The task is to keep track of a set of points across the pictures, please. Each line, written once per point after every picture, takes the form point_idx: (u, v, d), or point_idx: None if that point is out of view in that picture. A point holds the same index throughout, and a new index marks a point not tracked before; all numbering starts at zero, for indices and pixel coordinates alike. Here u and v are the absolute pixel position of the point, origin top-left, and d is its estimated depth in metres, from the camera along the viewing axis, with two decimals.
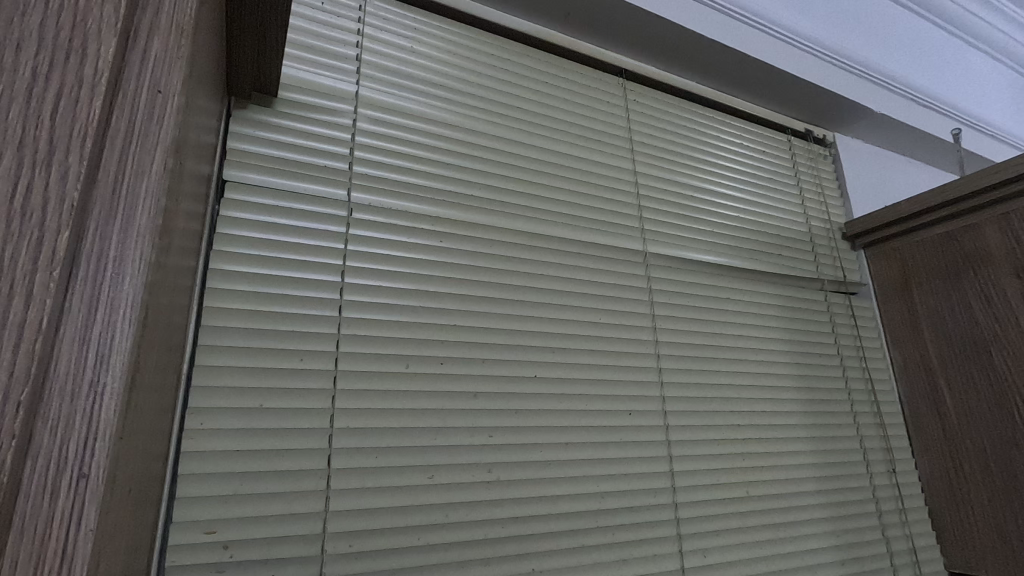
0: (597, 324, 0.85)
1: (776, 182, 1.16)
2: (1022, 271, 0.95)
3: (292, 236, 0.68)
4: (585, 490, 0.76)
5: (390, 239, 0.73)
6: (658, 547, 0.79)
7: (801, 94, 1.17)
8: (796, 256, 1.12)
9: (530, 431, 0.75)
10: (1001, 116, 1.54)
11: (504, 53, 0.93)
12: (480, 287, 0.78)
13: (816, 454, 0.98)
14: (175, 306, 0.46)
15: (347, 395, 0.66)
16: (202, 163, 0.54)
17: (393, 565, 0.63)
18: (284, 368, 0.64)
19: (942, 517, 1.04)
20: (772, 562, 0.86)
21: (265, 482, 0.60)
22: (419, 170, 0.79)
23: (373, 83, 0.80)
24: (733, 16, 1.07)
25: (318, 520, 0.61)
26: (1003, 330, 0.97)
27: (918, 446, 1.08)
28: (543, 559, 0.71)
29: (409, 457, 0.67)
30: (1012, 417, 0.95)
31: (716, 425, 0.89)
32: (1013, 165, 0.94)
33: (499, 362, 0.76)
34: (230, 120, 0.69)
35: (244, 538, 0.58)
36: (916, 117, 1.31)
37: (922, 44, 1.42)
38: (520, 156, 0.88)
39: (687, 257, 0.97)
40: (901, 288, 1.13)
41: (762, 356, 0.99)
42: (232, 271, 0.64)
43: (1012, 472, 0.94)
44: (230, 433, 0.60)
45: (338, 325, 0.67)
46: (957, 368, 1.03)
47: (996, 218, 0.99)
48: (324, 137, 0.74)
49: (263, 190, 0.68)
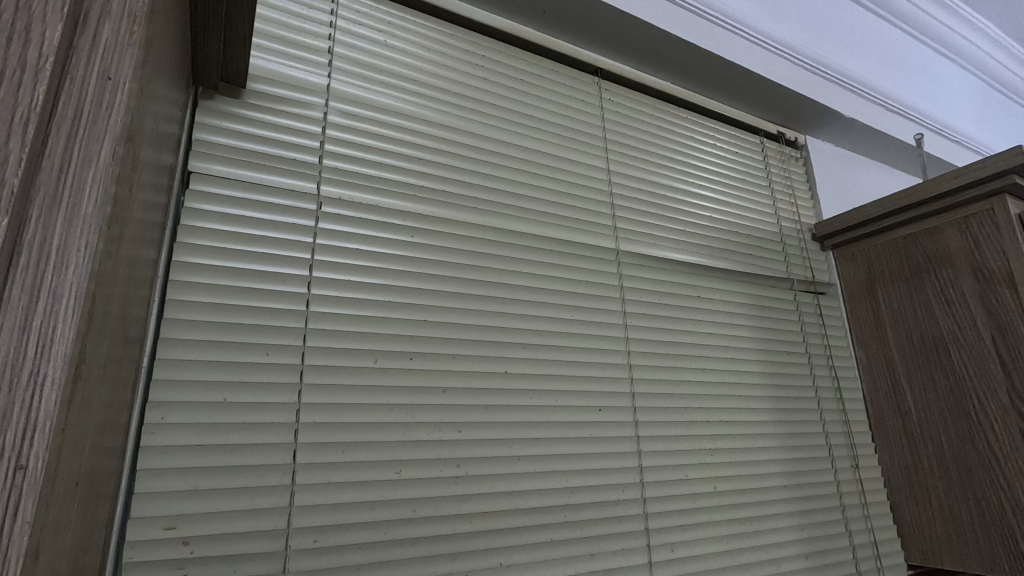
0: (568, 321, 0.85)
1: (747, 183, 1.18)
2: (980, 273, 0.98)
3: (259, 229, 0.67)
4: (554, 485, 0.77)
5: (361, 233, 0.73)
6: (626, 542, 0.80)
7: (772, 96, 1.20)
8: (767, 256, 1.14)
9: (500, 426, 0.75)
10: (964, 122, 1.60)
11: (480, 50, 0.93)
12: (452, 283, 0.78)
13: (782, 450, 1.00)
14: (134, 298, 0.46)
15: (314, 389, 0.65)
16: (165, 153, 0.54)
17: (360, 561, 0.63)
18: (250, 362, 0.63)
19: (902, 512, 1.07)
20: (737, 556, 0.88)
21: (228, 478, 0.59)
22: (391, 164, 0.78)
23: (345, 76, 0.79)
24: (706, 19, 1.08)
25: (282, 515, 0.61)
26: (961, 330, 1.01)
27: (880, 444, 1.11)
28: (512, 554, 0.72)
29: (376, 452, 0.67)
30: (969, 414, 0.98)
31: (685, 422, 0.90)
32: (973, 170, 0.97)
33: (470, 358, 0.76)
34: (196, 110, 0.67)
35: (205, 534, 0.57)
36: (883, 122, 1.34)
37: (890, 51, 1.46)
38: (493, 151, 0.88)
39: (660, 256, 0.99)
40: (866, 289, 1.16)
41: (731, 354, 1.01)
42: (195, 263, 0.63)
43: (967, 466, 0.97)
44: (191, 428, 0.59)
45: (306, 319, 0.67)
46: (917, 367, 1.06)
47: (958, 222, 1.02)
48: (294, 130, 0.73)
49: (229, 182, 0.67)
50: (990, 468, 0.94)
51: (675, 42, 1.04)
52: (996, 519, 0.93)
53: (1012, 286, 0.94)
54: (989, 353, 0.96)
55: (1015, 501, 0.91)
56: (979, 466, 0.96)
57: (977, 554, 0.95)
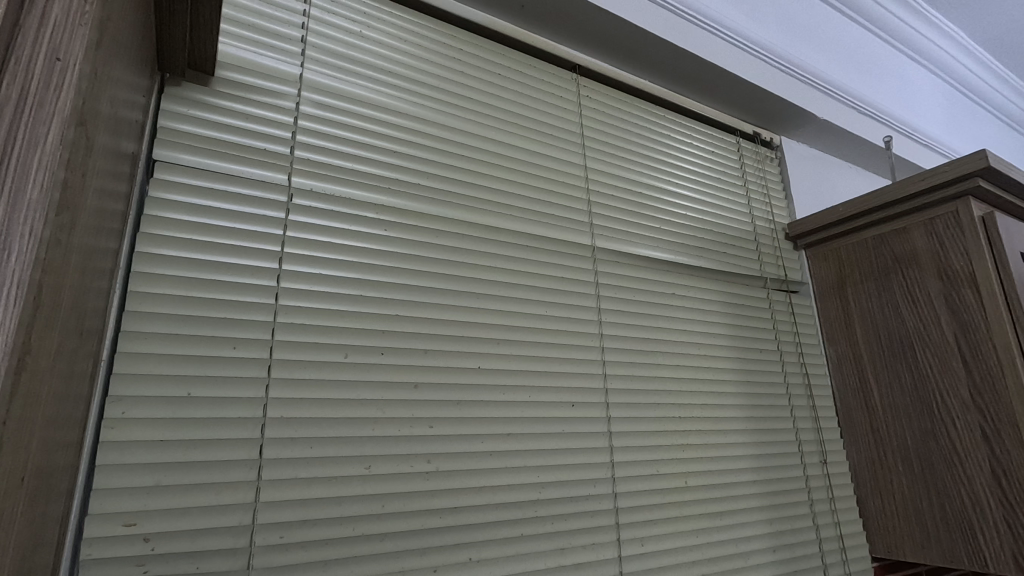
0: (542, 316, 0.85)
1: (723, 182, 1.19)
2: (945, 273, 1.01)
3: (227, 221, 0.66)
4: (525, 480, 0.77)
5: (333, 226, 0.72)
6: (597, 536, 0.80)
7: (748, 96, 1.21)
8: (741, 255, 1.15)
9: (472, 421, 0.75)
10: (932, 126, 1.64)
11: (457, 44, 0.92)
12: (425, 277, 0.77)
13: (752, 445, 1.01)
14: (89, 290, 0.44)
15: (281, 384, 0.65)
16: (127, 141, 0.53)
17: (326, 556, 0.63)
18: (215, 356, 0.62)
19: (868, 506, 1.09)
20: (705, 550, 0.89)
21: (192, 473, 0.58)
22: (364, 156, 0.77)
23: (318, 66, 0.78)
24: (684, 18, 1.09)
25: (247, 511, 0.60)
26: (926, 328, 1.03)
27: (847, 439, 1.13)
28: (481, 548, 0.72)
29: (345, 447, 0.66)
30: (932, 411, 1.01)
31: (657, 418, 0.91)
32: (939, 173, 0.99)
33: (442, 353, 0.76)
34: (163, 98, 0.66)
35: (167, 530, 0.56)
36: (854, 124, 1.37)
37: (862, 56, 1.49)
38: (468, 145, 0.87)
39: (635, 253, 0.99)
40: (836, 287, 1.18)
41: (704, 351, 1.02)
42: (162, 254, 0.61)
43: (929, 461, 1.00)
44: (154, 422, 0.58)
45: (275, 313, 0.66)
46: (884, 365, 1.08)
47: (924, 223, 1.04)
48: (265, 119, 0.72)
49: (196, 172, 0.66)
50: (951, 463, 0.97)
51: (653, 40, 1.04)
52: (956, 513, 0.96)
53: (975, 287, 0.96)
54: (952, 352, 0.99)
55: (974, 495, 0.94)
56: (940, 461, 0.98)
57: (938, 547, 0.97)
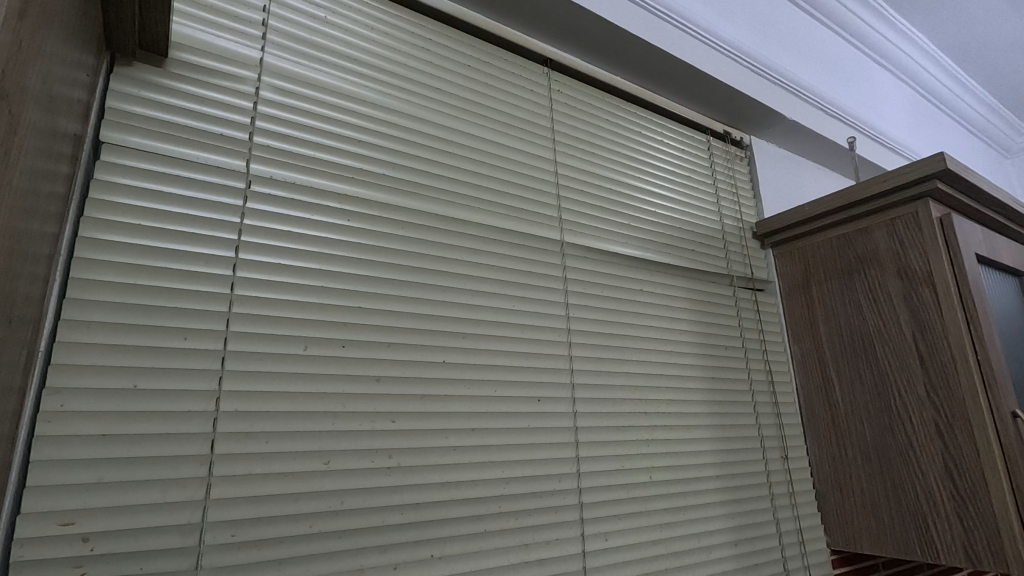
0: (509, 310, 0.85)
1: (692, 180, 1.20)
2: (904, 273, 1.03)
3: (179, 207, 0.63)
4: (489, 475, 0.76)
5: (293, 216, 0.70)
6: (561, 532, 0.80)
7: (718, 94, 1.22)
8: (710, 252, 1.16)
9: (435, 417, 0.74)
10: (895, 129, 1.68)
11: (426, 33, 0.90)
12: (388, 270, 0.76)
13: (716, 440, 1.03)
14: (19, 277, 0.42)
15: (235, 377, 0.62)
16: (68, 121, 0.50)
17: (281, 555, 0.61)
18: (165, 348, 0.60)
19: (827, 501, 1.11)
20: (668, 544, 0.90)
21: (137, 470, 0.56)
22: (327, 145, 0.75)
23: (279, 51, 0.76)
24: (656, 15, 1.09)
25: (196, 508, 0.58)
26: (886, 326, 1.05)
27: (810, 435, 1.15)
28: (443, 545, 0.71)
29: (303, 442, 0.65)
30: (890, 407, 1.03)
31: (623, 413, 0.91)
32: (900, 174, 1.01)
33: (406, 347, 0.74)
34: (111, 78, 0.63)
35: (108, 529, 0.54)
36: (820, 125, 1.40)
37: (830, 59, 1.52)
38: (435, 136, 0.86)
39: (603, 248, 0.99)
40: (801, 285, 1.20)
41: (671, 347, 1.03)
42: (107, 241, 0.59)
43: (886, 455, 1.02)
44: (97, 416, 0.55)
45: (230, 304, 0.64)
46: (846, 362, 1.10)
47: (886, 223, 1.06)
48: (222, 104, 0.69)
49: (146, 156, 0.63)
50: (906, 457, 0.99)
51: (624, 36, 1.04)
52: (910, 506, 0.98)
53: (932, 286, 0.99)
54: (909, 350, 1.01)
55: (927, 489, 0.96)
56: (897, 456, 1.01)
57: (892, 539, 1.00)
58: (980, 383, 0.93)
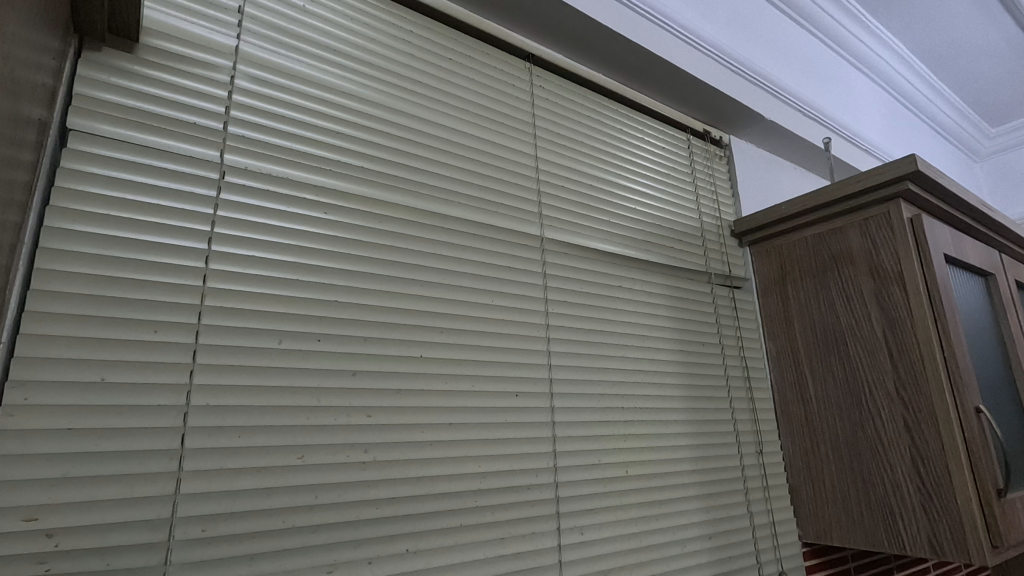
0: (488, 306, 0.85)
1: (672, 178, 1.22)
2: (876, 272, 1.05)
3: (151, 197, 0.62)
4: (466, 470, 0.76)
5: (269, 207, 0.69)
6: (538, 526, 0.81)
7: (698, 93, 1.23)
8: (688, 249, 1.18)
9: (412, 412, 0.74)
10: (870, 131, 1.72)
11: (407, 24, 0.89)
12: (366, 263, 0.75)
13: (691, 435, 1.04)
14: None
15: (207, 371, 0.61)
16: (33, 107, 0.49)
17: (253, 550, 0.60)
18: (135, 340, 0.58)
19: (799, 494, 1.13)
20: (643, 537, 0.91)
21: (104, 465, 0.55)
22: (305, 136, 0.74)
23: (256, 39, 0.74)
24: (638, 13, 1.10)
25: (166, 504, 0.57)
26: (857, 324, 1.07)
27: (784, 430, 1.17)
28: (419, 540, 0.71)
29: (277, 437, 0.64)
30: (861, 403, 1.05)
31: (600, 408, 0.92)
32: (874, 174, 1.04)
33: (383, 341, 0.74)
34: (79, 63, 0.61)
35: (74, 524, 0.52)
36: (798, 126, 1.42)
37: (808, 61, 1.55)
38: (415, 129, 0.85)
39: (583, 244, 0.99)
40: (777, 283, 1.21)
41: (649, 343, 1.04)
42: (74, 230, 0.57)
43: (857, 450, 1.04)
44: (62, 410, 0.54)
45: (202, 296, 0.63)
46: (819, 359, 1.12)
47: (859, 223, 1.09)
48: (196, 92, 0.68)
49: (115, 144, 0.61)
50: (876, 451, 1.02)
51: (607, 34, 1.05)
52: (879, 499, 1.01)
53: (902, 285, 1.01)
54: (880, 347, 1.03)
55: (895, 482, 0.99)
56: (866, 450, 1.03)
57: (861, 531, 1.02)
58: (946, 379, 0.95)
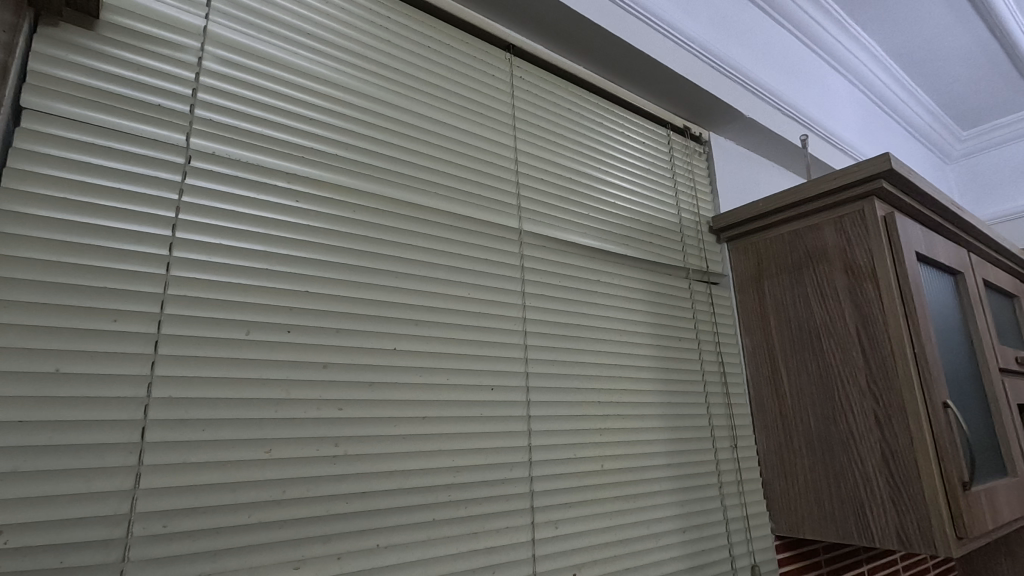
0: (464, 299, 0.84)
1: (651, 173, 1.21)
2: (850, 268, 1.06)
3: (111, 181, 0.60)
4: (440, 465, 0.75)
5: (237, 194, 0.67)
6: (511, 520, 0.80)
7: (679, 89, 1.23)
8: (666, 244, 1.18)
9: (385, 406, 0.73)
10: (846, 131, 1.74)
11: (384, 10, 0.87)
12: (339, 254, 0.73)
13: (667, 429, 1.04)
14: None
15: (170, 363, 0.59)
16: None
17: (216, 546, 0.59)
18: (93, 329, 0.56)
19: (773, 488, 1.14)
20: (617, 531, 0.91)
21: (57, 458, 0.52)
22: (277, 122, 0.72)
23: (225, 20, 0.72)
24: (620, 6, 1.09)
25: (124, 499, 0.55)
26: (831, 319, 1.08)
27: (759, 425, 1.18)
28: (389, 535, 0.70)
29: (244, 430, 0.62)
30: (833, 398, 1.06)
31: (576, 402, 0.92)
32: (849, 172, 1.05)
33: (355, 333, 0.72)
34: (35, 38, 0.58)
35: (25, 521, 0.50)
36: (776, 124, 1.43)
37: (787, 60, 1.56)
38: (391, 117, 0.83)
39: (561, 238, 0.99)
40: (754, 279, 1.22)
41: (626, 337, 1.04)
42: (28, 214, 0.55)
43: (829, 443, 1.06)
44: (13, 402, 0.51)
45: (165, 284, 0.60)
46: (794, 354, 1.13)
47: (834, 220, 1.10)
48: (161, 73, 0.65)
49: (73, 124, 0.59)
50: (847, 445, 1.03)
51: (588, 27, 1.04)
52: (849, 492, 1.02)
53: (875, 282, 1.03)
54: (853, 342, 1.05)
55: (865, 475, 1.00)
56: (838, 445, 1.05)
57: (832, 524, 1.04)
58: (916, 374, 0.97)
